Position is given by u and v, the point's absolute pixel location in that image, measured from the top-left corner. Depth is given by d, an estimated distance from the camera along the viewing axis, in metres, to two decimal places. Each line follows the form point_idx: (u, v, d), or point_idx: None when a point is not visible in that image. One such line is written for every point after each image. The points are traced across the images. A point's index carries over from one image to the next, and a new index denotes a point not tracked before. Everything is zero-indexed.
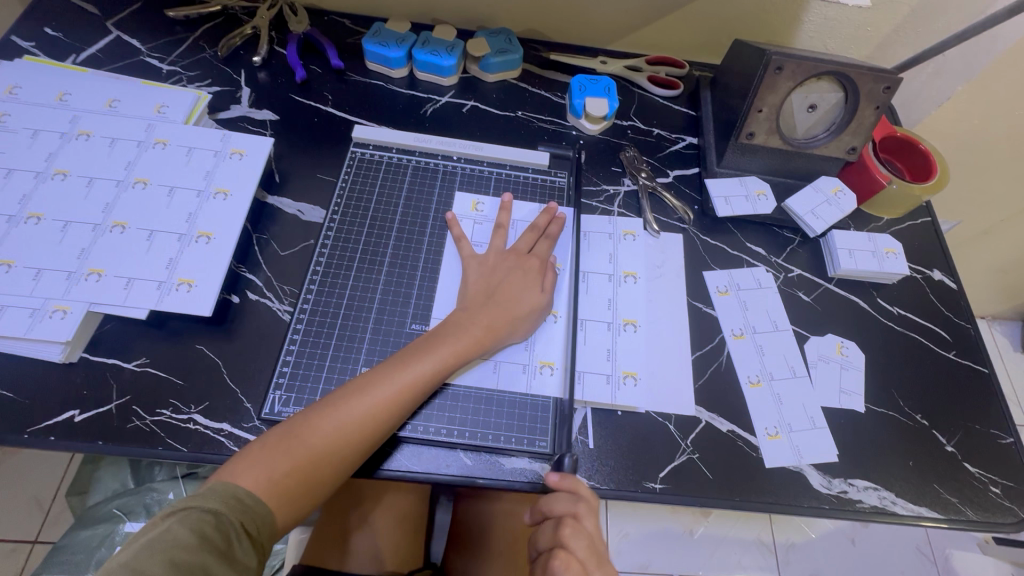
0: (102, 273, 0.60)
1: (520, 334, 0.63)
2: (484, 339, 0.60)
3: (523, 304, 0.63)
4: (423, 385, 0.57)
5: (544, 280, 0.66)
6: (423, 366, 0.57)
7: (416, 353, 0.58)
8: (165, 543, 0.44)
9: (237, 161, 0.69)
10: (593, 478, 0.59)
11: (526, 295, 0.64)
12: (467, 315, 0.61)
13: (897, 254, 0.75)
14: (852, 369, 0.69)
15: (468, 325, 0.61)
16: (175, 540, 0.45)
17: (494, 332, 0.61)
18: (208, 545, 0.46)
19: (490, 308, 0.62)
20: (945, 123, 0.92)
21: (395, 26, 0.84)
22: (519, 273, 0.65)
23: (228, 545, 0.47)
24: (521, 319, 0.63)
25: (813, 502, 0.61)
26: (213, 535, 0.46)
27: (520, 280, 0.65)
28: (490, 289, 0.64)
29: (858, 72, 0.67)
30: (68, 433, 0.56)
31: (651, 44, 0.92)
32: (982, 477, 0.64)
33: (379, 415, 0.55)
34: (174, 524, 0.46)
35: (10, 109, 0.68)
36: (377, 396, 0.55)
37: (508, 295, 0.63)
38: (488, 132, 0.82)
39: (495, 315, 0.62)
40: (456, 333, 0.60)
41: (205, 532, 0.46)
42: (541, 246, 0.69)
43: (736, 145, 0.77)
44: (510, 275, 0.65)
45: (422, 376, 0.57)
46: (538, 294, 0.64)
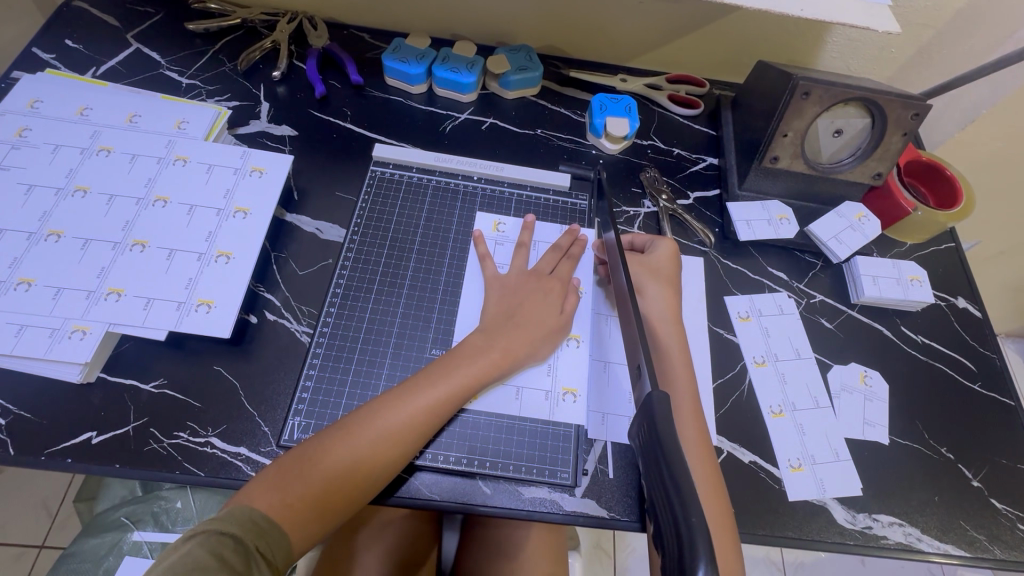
0: (122, 293, 0.60)
1: (541, 360, 0.63)
2: (502, 363, 0.60)
3: (544, 327, 0.63)
4: (439, 408, 0.56)
5: (565, 303, 0.65)
6: (440, 389, 0.57)
7: (433, 375, 0.57)
8: (186, 567, 0.44)
9: (257, 179, 0.69)
10: (614, 510, 0.58)
11: (547, 318, 0.63)
12: (485, 338, 0.61)
13: (921, 282, 0.74)
14: (876, 400, 0.68)
15: (486, 348, 0.60)
16: (194, 563, 0.44)
17: (513, 355, 0.60)
18: (228, 568, 0.45)
19: (509, 332, 0.61)
20: (967, 146, 0.91)
21: (415, 42, 0.84)
22: (540, 295, 0.65)
23: (245, 568, 0.46)
24: (542, 342, 0.62)
25: (836, 538, 0.60)
26: (232, 558, 0.46)
27: (540, 302, 0.64)
28: (510, 311, 0.63)
29: (887, 98, 0.66)
30: (85, 455, 0.56)
31: (671, 62, 0.91)
32: (1010, 513, 0.63)
33: (395, 438, 0.54)
34: (193, 546, 0.45)
35: (31, 124, 0.68)
36: (393, 419, 0.54)
37: (528, 317, 0.63)
38: (507, 150, 0.81)
39: (515, 338, 0.61)
40: (473, 356, 0.59)
41: (224, 555, 0.46)
42: (563, 266, 0.68)
43: (759, 168, 0.76)
44: (530, 297, 0.64)
45: (439, 399, 0.56)
46: (556, 315, 0.64)
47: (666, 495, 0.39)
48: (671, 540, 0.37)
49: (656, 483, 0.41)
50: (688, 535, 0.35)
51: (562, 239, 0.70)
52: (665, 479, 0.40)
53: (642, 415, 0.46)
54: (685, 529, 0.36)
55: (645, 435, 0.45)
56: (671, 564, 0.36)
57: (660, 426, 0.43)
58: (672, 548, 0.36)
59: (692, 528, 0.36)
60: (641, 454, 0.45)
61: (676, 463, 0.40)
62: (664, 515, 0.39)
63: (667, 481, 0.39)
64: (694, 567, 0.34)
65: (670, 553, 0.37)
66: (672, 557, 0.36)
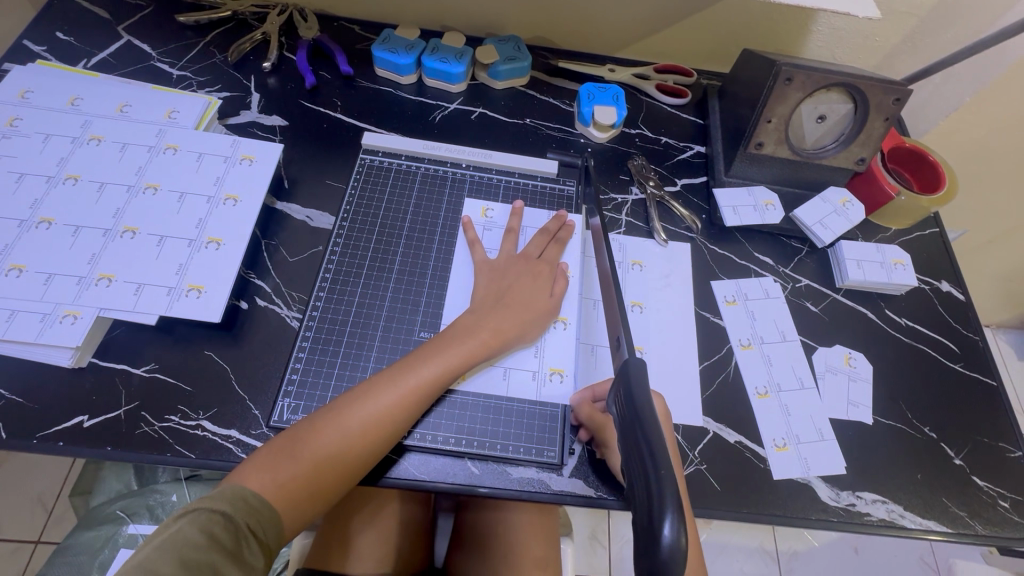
0: (113, 278, 0.61)
1: (529, 341, 0.64)
2: (491, 344, 0.60)
3: (531, 308, 0.64)
4: (429, 389, 0.57)
5: (552, 287, 0.67)
6: (429, 370, 0.57)
7: (422, 356, 0.58)
8: (176, 545, 0.44)
9: (247, 167, 0.69)
10: (602, 489, 0.59)
11: (535, 300, 0.64)
12: (474, 320, 0.61)
13: (905, 265, 0.75)
14: (860, 381, 0.69)
15: (476, 330, 0.60)
16: (184, 539, 0.44)
17: (502, 336, 0.61)
18: (218, 546, 0.45)
19: (497, 313, 0.62)
20: (952, 134, 0.92)
21: (404, 33, 0.85)
22: (527, 278, 0.66)
23: (234, 545, 0.46)
24: (530, 324, 0.63)
25: (820, 515, 0.61)
26: (222, 536, 0.46)
27: (527, 285, 0.65)
28: (499, 293, 0.64)
29: (868, 83, 0.67)
30: (77, 438, 0.56)
31: (659, 53, 0.92)
32: (991, 490, 0.64)
33: (386, 418, 0.54)
34: (183, 525, 0.45)
35: (22, 113, 0.68)
36: (384, 399, 0.55)
37: (515, 300, 0.63)
38: (496, 139, 0.82)
39: (503, 319, 0.62)
40: (462, 338, 0.60)
41: (214, 532, 0.46)
42: (551, 250, 0.69)
43: (745, 154, 0.77)
44: (518, 279, 0.65)
45: (429, 379, 0.57)
46: (544, 299, 0.65)
47: (638, 456, 0.40)
48: (642, 498, 0.38)
49: (629, 444, 0.42)
50: (658, 493, 0.37)
51: (549, 223, 0.71)
52: (638, 441, 0.41)
53: (618, 380, 0.47)
54: (656, 489, 0.37)
55: (621, 399, 0.46)
56: (641, 522, 0.38)
57: (635, 390, 0.44)
58: (642, 505, 0.38)
59: (662, 486, 0.37)
60: (617, 419, 0.47)
61: (650, 426, 0.41)
62: (636, 475, 0.40)
63: (641, 444, 0.41)
64: (661, 522, 0.36)
65: (638, 508, 0.39)
66: (640, 511, 0.38)
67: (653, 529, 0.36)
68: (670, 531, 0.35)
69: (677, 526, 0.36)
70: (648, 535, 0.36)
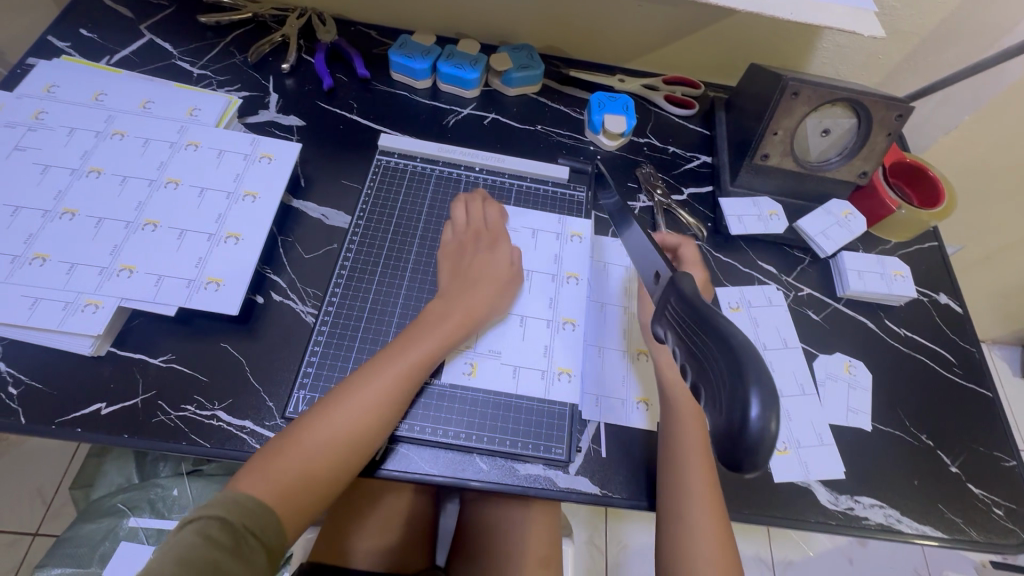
0: (134, 269, 0.62)
1: (501, 312, 0.66)
2: (462, 326, 0.62)
3: (491, 276, 0.66)
4: (408, 376, 0.58)
5: (513, 258, 0.69)
6: (405, 359, 0.59)
7: (398, 347, 0.60)
8: (173, 551, 0.44)
9: (265, 165, 0.71)
10: (606, 487, 0.61)
11: (510, 289, 0.67)
12: (443, 304, 0.63)
13: (904, 277, 0.77)
14: (859, 389, 0.70)
15: (444, 314, 0.62)
16: (182, 545, 0.44)
17: (470, 316, 0.63)
18: (214, 546, 0.45)
19: (465, 293, 0.64)
20: (952, 151, 0.94)
21: (421, 39, 0.87)
22: (511, 277, 0.68)
23: (234, 545, 0.46)
24: (501, 299, 0.66)
25: (819, 518, 0.62)
26: (220, 537, 0.46)
27: (484, 255, 0.68)
28: (458, 273, 0.66)
29: (871, 99, 0.69)
30: (95, 425, 0.58)
31: (668, 65, 0.94)
32: (985, 498, 0.65)
33: (371, 407, 0.56)
34: (181, 530, 0.45)
35: (47, 107, 0.70)
36: (367, 389, 0.56)
37: (476, 275, 0.66)
38: (508, 144, 0.84)
39: (469, 299, 0.64)
40: (434, 325, 0.61)
41: (211, 534, 0.46)
42: (551, 254, 0.71)
43: (751, 165, 0.79)
44: (476, 255, 0.67)
45: (407, 365, 0.58)
46: (505, 268, 0.67)
47: (715, 352, 0.36)
48: (720, 381, 0.35)
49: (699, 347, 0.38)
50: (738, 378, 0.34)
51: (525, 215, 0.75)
52: (715, 334, 0.37)
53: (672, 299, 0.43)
54: (738, 376, 0.34)
55: (678, 313, 0.42)
56: (722, 413, 0.34)
57: (693, 299, 0.41)
58: (719, 390, 0.35)
59: (742, 364, 0.34)
60: (670, 333, 0.43)
61: (718, 323, 0.38)
62: (709, 363, 0.37)
63: (713, 334, 0.37)
64: (745, 404, 0.33)
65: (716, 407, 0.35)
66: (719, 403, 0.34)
67: (737, 413, 0.33)
68: (759, 411, 0.32)
69: (765, 410, 0.32)
70: (731, 422, 0.33)
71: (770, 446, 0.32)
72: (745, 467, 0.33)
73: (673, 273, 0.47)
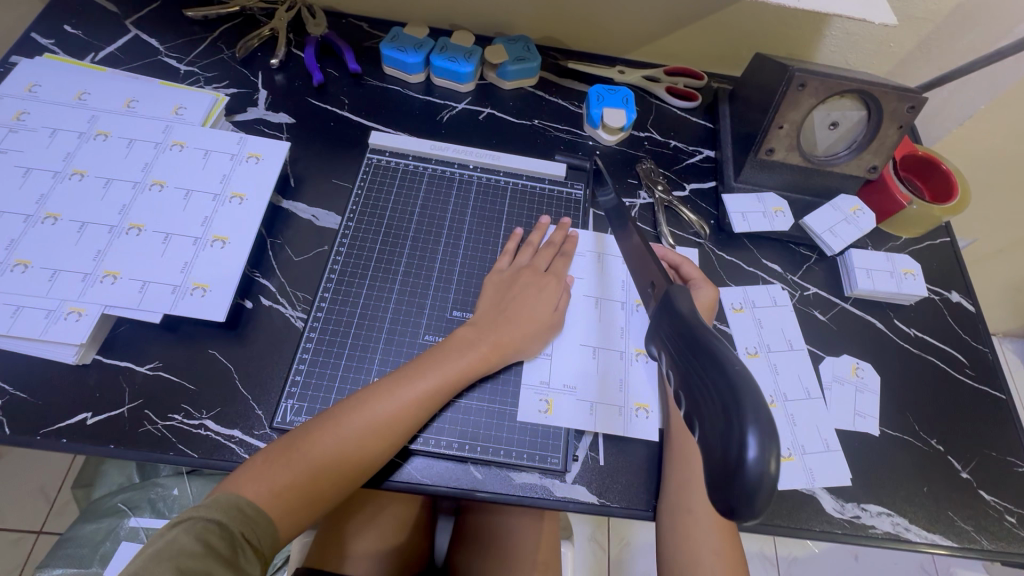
0: (118, 275, 0.60)
1: (532, 354, 0.63)
2: (493, 356, 0.60)
3: (534, 321, 0.63)
4: (428, 400, 0.56)
5: (558, 301, 0.66)
6: (427, 380, 0.57)
7: (420, 367, 0.58)
8: (171, 553, 0.44)
9: (253, 165, 0.69)
10: (604, 496, 0.59)
11: (539, 308, 0.64)
12: (477, 332, 0.61)
13: (915, 275, 0.74)
14: (867, 392, 0.68)
15: (476, 341, 0.60)
16: (179, 548, 0.44)
17: (503, 349, 0.60)
18: (214, 554, 0.45)
19: (502, 325, 0.61)
20: (966, 141, 0.91)
21: (413, 31, 0.84)
22: (532, 289, 0.65)
23: (231, 553, 0.46)
24: (531, 337, 0.62)
25: (824, 526, 0.60)
26: (218, 544, 0.46)
27: (531, 296, 0.64)
28: (501, 305, 0.63)
29: (882, 90, 0.66)
30: (80, 435, 0.56)
31: (670, 55, 0.91)
32: (997, 505, 0.63)
33: (384, 427, 0.54)
34: (179, 532, 0.45)
35: (29, 107, 0.68)
36: (383, 409, 0.54)
37: (518, 312, 0.63)
38: (504, 140, 0.81)
39: (505, 332, 0.61)
40: (462, 349, 0.59)
41: (209, 540, 0.46)
42: (558, 263, 0.68)
43: (755, 160, 0.76)
44: (524, 290, 0.64)
45: (428, 391, 0.56)
46: (549, 311, 0.64)
47: (709, 379, 0.34)
48: (715, 414, 0.33)
49: (693, 374, 0.36)
50: (734, 411, 0.31)
51: (553, 234, 0.71)
52: (712, 361, 0.35)
53: (666, 318, 0.42)
54: (734, 409, 0.31)
55: (673, 334, 0.40)
56: (717, 448, 0.32)
57: (688, 320, 0.39)
58: (714, 423, 0.32)
59: (739, 397, 0.32)
60: (666, 355, 0.41)
61: (715, 349, 0.36)
62: (703, 393, 0.34)
63: (710, 360, 0.35)
64: (742, 440, 0.30)
65: (711, 439, 0.32)
66: (714, 436, 0.32)
67: (733, 449, 0.31)
68: (756, 449, 0.30)
69: (763, 446, 0.30)
70: (727, 459, 0.31)
71: (768, 488, 0.30)
72: (741, 511, 0.31)
73: (669, 286, 0.45)
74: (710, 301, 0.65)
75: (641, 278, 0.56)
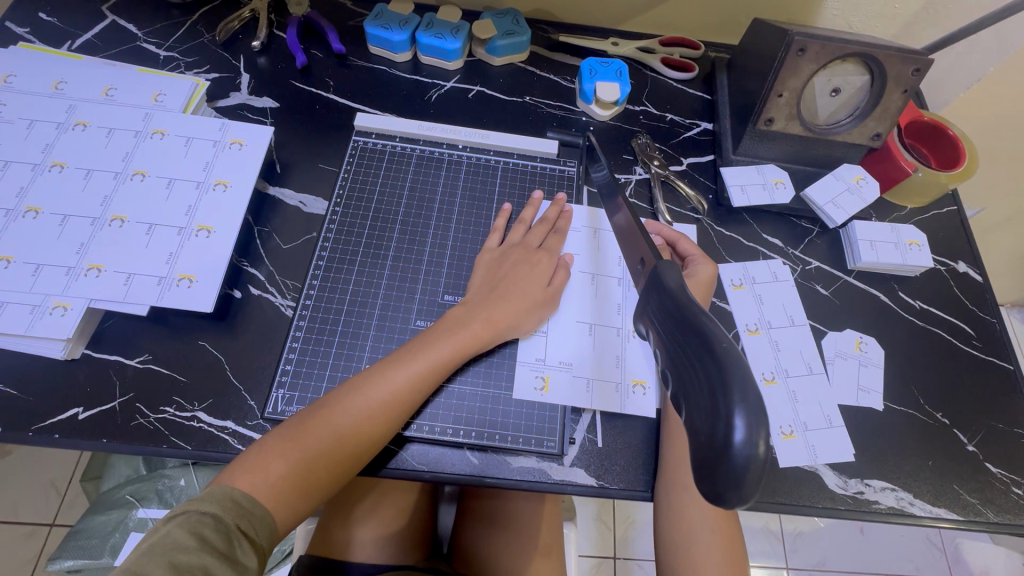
0: (102, 268, 0.59)
1: (527, 331, 0.61)
2: (486, 335, 0.58)
3: (527, 296, 0.61)
4: (421, 383, 0.55)
5: (552, 277, 0.64)
6: (418, 364, 0.55)
7: (413, 351, 0.56)
8: (165, 547, 0.43)
9: (236, 151, 0.67)
10: (603, 478, 0.58)
11: (534, 288, 0.62)
12: (468, 311, 0.59)
13: (920, 246, 0.72)
14: (871, 366, 0.66)
15: (468, 322, 0.58)
16: (173, 542, 0.44)
17: (495, 327, 0.59)
18: (208, 547, 0.44)
19: (495, 301, 0.60)
20: (973, 106, 0.88)
21: (398, 8, 0.81)
22: (526, 267, 0.63)
23: (227, 546, 0.45)
24: (526, 316, 0.61)
25: (827, 503, 0.59)
26: (212, 537, 0.45)
27: (523, 273, 0.62)
28: (494, 282, 0.62)
29: (885, 53, 0.63)
30: (72, 431, 0.56)
31: (665, 24, 0.88)
32: (1004, 477, 0.62)
33: (377, 412, 0.53)
34: (172, 527, 0.45)
35: (5, 99, 0.67)
36: (376, 394, 0.53)
37: (510, 288, 0.61)
38: (495, 118, 0.79)
39: (497, 309, 0.59)
40: (454, 330, 0.58)
41: (204, 534, 0.45)
42: (551, 240, 0.67)
43: (754, 131, 0.73)
44: (515, 267, 0.63)
45: (419, 373, 0.55)
46: (541, 287, 0.62)
47: (699, 359, 0.33)
48: (702, 395, 0.31)
49: (682, 352, 0.35)
50: (722, 393, 0.30)
51: (547, 211, 0.69)
52: (702, 338, 0.33)
53: (654, 295, 0.40)
54: (721, 390, 0.30)
55: (661, 312, 0.39)
56: (702, 429, 0.31)
57: (676, 296, 0.38)
58: (701, 404, 0.31)
59: (726, 378, 0.30)
60: (654, 335, 0.40)
61: (704, 326, 0.34)
62: (690, 375, 0.33)
63: (697, 340, 0.34)
64: (730, 421, 0.29)
65: (699, 424, 0.31)
66: (702, 421, 0.31)
67: (720, 431, 0.30)
68: (743, 432, 0.29)
69: (751, 427, 0.29)
70: (713, 442, 0.30)
71: (756, 472, 0.29)
72: (728, 497, 0.30)
73: (659, 260, 0.43)
74: (708, 279, 0.64)
75: (630, 254, 0.54)
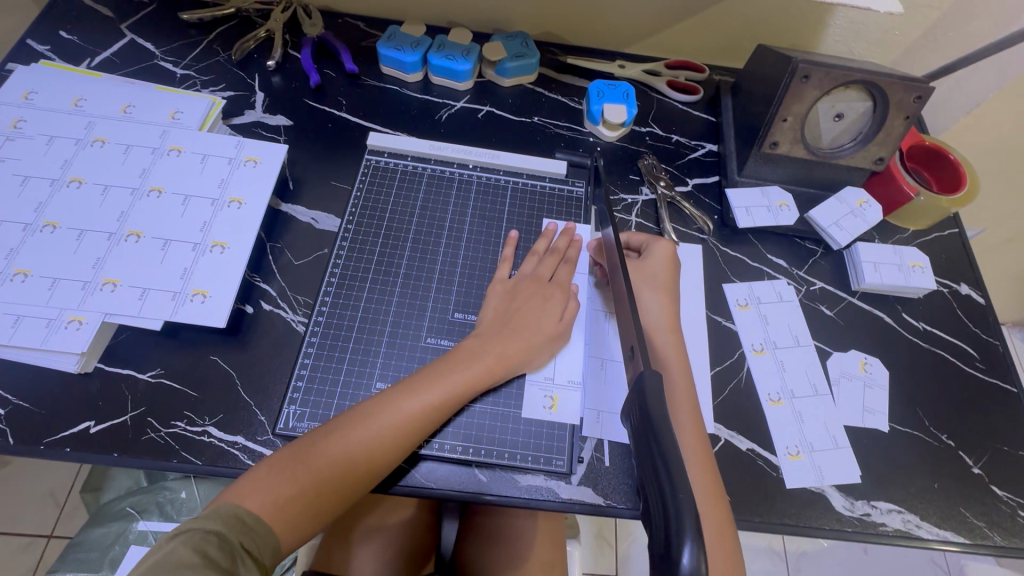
0: (118, 283, 0.60)
1: (536, 365, 0.62)
2: (498, 371, 0.59)
3: (540, 330, 0.62)
4: (432, 413, 0.55)
5: (564, 311, 0.64)
6: (430, 394, 0.56)
7: (425, 378, 0.57)
8: (168, 565, 0.43)
9: (251, 169, 0.69)
10: (610, 497, 0.58)
11: (545, 322, 0.62)
12: (480, 344, 0.60)
13: (924, 268, 0.73)
14: (876, 387, 0.67)
15: (480, 353, 0.59)
16: (176, 560, 0.43)
17: (508, 360, 0.59)
18: (212, 564, 0.44)
19: (507, 335, 0.60)
20: (974, 130, 0.90)
21: (410, 29, 0.83)
22: (538, 299, 0.64)
23: (230, 564, 0.45)
24: (536, 349, 0.61)
25: (834, 524, 0.59)
26: (216, 555, 0.45)
27: (535, 308, 0.63)
28: (507, 318, 0.62)
29: (887, 81, 0.65)
30: (84, 444, 0.56)
31: (670, 48, 0.90)
32: (1010, 500, 0.62)
33: (389, 441, 0.53)
34: (176, 545, 0.44)
35: (26, 115, 0.68)
36: (387, 422, 0.54)
37: (523, 324, 0.62)
38: (503, 139, 0.80)
39: (509, 343, 0.60)
40: (467, 360, 0.58)
41: (208, 552, 0.45)
42: (562, 271, 0.67)
43: (759, 154, 0.75)
44: (528, 301, 0.63)
45: (432, 402, 0.55)
46: (554, 322, 0.63)
47: (656, 475, 0.41)
48: (659, 526, 0.39)
49: (647, 466, 0.42)
50: (675, 512, 0.38)
51: (557, 240, 0.70)
52: (654, 456, 0.41)
53: (634, 396, 0.47)
54: (674, 510, 0.38)
55: (637, 415, 0.46)
56: (660, 542, 0.39)
57: (650, 403, 0.45)
58: (659, 522, 0.39)
59: (679, 516, 0.37)
60: (633, 431, 0.47)
61: (665, 437, 0.42)
62: (651, 486, 0.41)
63: (657, 460, 0.41)
64: (679, 545, 0.36)
65: (657, 533, 0.39)
66: (659, 536, 0.39)
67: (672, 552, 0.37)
68: (689, 555, 0.36)
69: (695, 552, 0.36)
70: (666, 560, 0.37)
71: None
72: None
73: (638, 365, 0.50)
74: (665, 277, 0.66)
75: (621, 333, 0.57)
